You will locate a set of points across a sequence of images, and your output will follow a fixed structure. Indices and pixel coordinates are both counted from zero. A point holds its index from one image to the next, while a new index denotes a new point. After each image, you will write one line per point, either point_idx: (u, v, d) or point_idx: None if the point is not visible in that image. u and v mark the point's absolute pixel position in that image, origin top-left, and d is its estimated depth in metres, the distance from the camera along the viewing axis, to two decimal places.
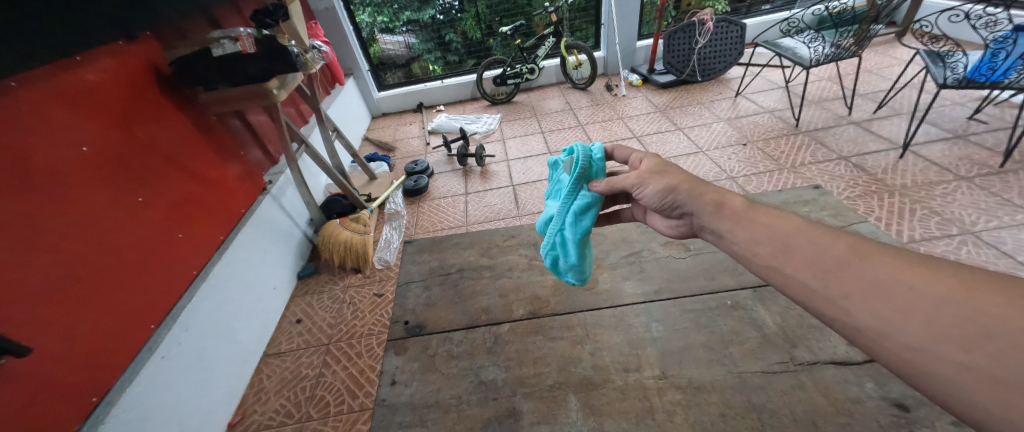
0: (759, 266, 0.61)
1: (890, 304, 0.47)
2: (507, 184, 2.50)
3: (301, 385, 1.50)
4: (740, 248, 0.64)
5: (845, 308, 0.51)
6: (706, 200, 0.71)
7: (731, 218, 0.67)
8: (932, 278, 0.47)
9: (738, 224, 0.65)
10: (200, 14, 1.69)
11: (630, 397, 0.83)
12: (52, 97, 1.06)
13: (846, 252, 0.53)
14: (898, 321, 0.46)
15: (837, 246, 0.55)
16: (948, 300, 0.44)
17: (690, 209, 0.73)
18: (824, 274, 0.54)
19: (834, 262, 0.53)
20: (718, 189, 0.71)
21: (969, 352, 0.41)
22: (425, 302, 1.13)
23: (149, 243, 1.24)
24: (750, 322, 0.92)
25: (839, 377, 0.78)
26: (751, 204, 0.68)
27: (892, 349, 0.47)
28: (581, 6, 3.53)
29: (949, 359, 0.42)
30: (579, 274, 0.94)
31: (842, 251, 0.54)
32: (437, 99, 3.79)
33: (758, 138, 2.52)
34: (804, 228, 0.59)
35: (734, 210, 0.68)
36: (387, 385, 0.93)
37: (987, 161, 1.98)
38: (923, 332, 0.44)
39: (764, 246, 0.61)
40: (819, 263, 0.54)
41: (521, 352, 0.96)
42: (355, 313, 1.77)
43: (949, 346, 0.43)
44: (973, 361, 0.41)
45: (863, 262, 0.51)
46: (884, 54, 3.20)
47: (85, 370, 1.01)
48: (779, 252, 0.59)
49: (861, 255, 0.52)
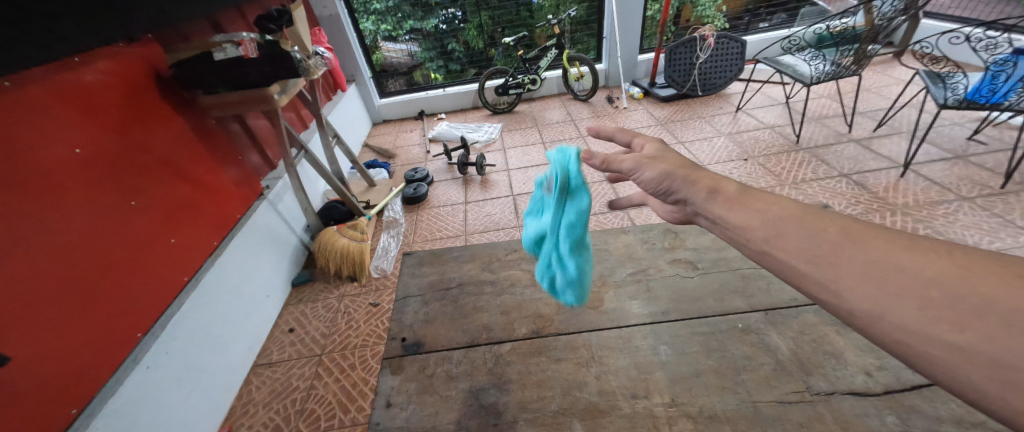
0: (751, 251, 0.58)
1: (883, 285, 0.46)
2: (507, 194, 2.47)
3: (290, 397, 1.45)
4: (755, 253, 0.58)
5: (837, 291, 0.49)
6: (700, 187, 0.65)
7: (736, 206, 0.61)
8: (920, 259, 0.46)
9: (732, 209, 0.61)
10: (203, 20, 1.68)
11: (639, 426, 0.79)
12: (45, 97, 1.03)
13: (839, 237, 0.52)
14: (891, 303, 0.45)
15: (830, 230, 0.53)
16: (937, 281, 0.44)
17: (685, 196, 0.66)
18: (814, 258, 0.52)
19: (826, 247, 0.51)
20: (712, 174, 0.66)
21: (960, 331, 0.40)
22: (423, 319, 1.09)
23: (141, 248, 1.20)
24: (763, 348, 0.89)
25: (858, 410, 0.75)
26: (745, 190, 0.63)
27: (885, 332, 0.45)
28: (583, 19, 3.57)
29: (942, 340, 0.41)
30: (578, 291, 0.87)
31: (834, 236, 0.52)
32: (438, 107, 3.78)
33: (759, 154, 2.51)
34: (797, 214, 0.57)
35: (727, 197, 0.63)
36: (382, 408, 0.89)
37: (988, 182, 1.98)
38: (917, 313, 0.43)
39: (756, 230, 0.57)
40: (810, 248, 0.52)
41: (523, 374, 0.93)
42: (349, 322, 1.73)
43: (938, 325, 0.42)
44: (964, 340, 0.40)
45: (856, 245, 0.50)
46: (882, 73, 3.24)
47: (64, 382, 0.96)
48: (770, 237, 0.56)
49: (853, 239, 0.51)
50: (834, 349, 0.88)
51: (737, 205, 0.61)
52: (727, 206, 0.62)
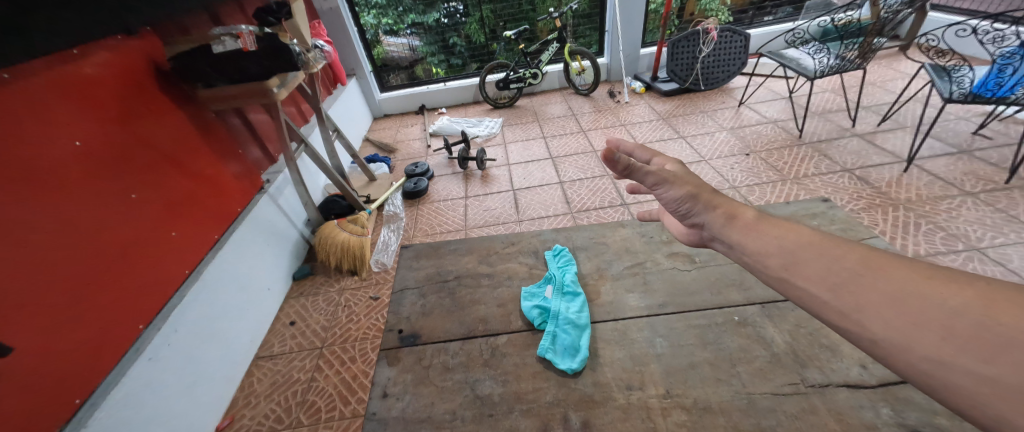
0: (769, 277, 0.57)
1: (904, 314, 0.44)
2: (508, 189, 2.47)
3: (292, 389, 1.47)
4: (770, 277, 0.56)
5: (856, 317, 0.47)
6: (719, 212, 0.64)
7: (753, 234, 0.59)
8: (941, 289, 0.44)
9: (748, 236, 0.60)
10: (201, 11, 1.67)
11: (633, 417, 0.80)
12: (45, 89, 1.03)
13: (857, 265, 0.50)
14: (913, 332, 0.43)
15: (848, 258, 0.51)
16: (961, 311, 0.41)
17: (703, 220, 0.65)
18: (832, 285, 0.50)
19: (845, 275, 0.50)
20: (730, 200, 0.65)
21: (986, 362, 0.38)
22: (420, 311, 1.10)
23: (143, 242, 1.22)
24: (758, 340, 0.90)
25: (852, 402, 0.77)
26: (763, 216, 0.62)
27: (908, 360, 0.43)
28: (586, 12, 3.54)
29: (966, 370, 0.39)
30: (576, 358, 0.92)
31: (852, 264, 0.50)
32: (439, 101, 3.77)
33: (761, 148, 2.49)
34: (815, 241, 0.55)
35: (746, 223, 0.61)
36: (378, 398, 0.90)
37: (992, 177, 1.96)
38: (938, 342, 0.41)
39: (774, 257, 0.56)
40: (827, 275, 0.51)
41: (519, 366, 0.93)
42: (349, 316, 1.74)
43: (961, 355, 0.40)
44: (992, 371, 0.38)
45: (875, 274, 0.48)
46: (887, 67, 3.20)
47: (67, 372, 0.98)
48: (790, 264, 0.54)
49: (872, 268, 0.49)
50: (830, 343, 0.88)
51: (754, 232, 0.60)
52: (744, 232, 0.60)
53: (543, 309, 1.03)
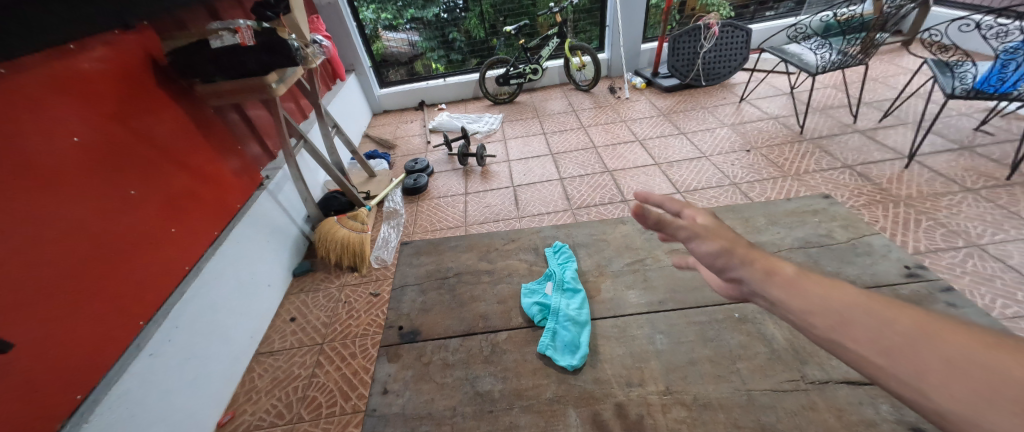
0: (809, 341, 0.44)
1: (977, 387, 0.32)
2: (508, 185, 2.46)
3: (293, 385, 1.47)
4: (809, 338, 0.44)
5: (921, 388, 0.35)
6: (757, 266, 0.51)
7: (792, 287, 0.47)
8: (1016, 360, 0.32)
9: (783, 290, 0.48)
10: (199, 6, 1.66)
11: (632, 413, 0.80)
12: (43, 84, 1.03)
13: (914, 328, 0.38)
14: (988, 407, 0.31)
15: (903, 320, 0.40)
16: None
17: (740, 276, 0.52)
18: (885, 348, 0.38)
19: (899, 339, 0.38)
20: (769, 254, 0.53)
21: None
22: (420, 307, 1.10)
23: (143, 238, 1.22)
24: (759, 337, 0.91)
25: (852, 398, 0.77)
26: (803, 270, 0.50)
27: None
28: (586, 7, 3.52)
29: None
30: (576, 355, 0.92)
31: (908, 327, 0.39)
32: (439, 97, 3.75)
33: (762, 144, 2.49)
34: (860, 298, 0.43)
35: (786, 277, 0.49)
36: (378, 394, 0.90)
37: (993, 174, 1.96)
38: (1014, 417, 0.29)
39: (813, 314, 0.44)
40: (878, 338, 0.39)
41: (519, 363, 0.93)
42: (350, 312, 1.74)
43: None
44: None
45: (936, 339, 0.37)
46: (890, 62, 3.19)
47: (69, 367, 0.98)
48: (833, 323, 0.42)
49: (932, 331, 0.37)
50: None
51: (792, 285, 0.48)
52: (782, 288, 0.48)
53: (543, 306, 1.03)
